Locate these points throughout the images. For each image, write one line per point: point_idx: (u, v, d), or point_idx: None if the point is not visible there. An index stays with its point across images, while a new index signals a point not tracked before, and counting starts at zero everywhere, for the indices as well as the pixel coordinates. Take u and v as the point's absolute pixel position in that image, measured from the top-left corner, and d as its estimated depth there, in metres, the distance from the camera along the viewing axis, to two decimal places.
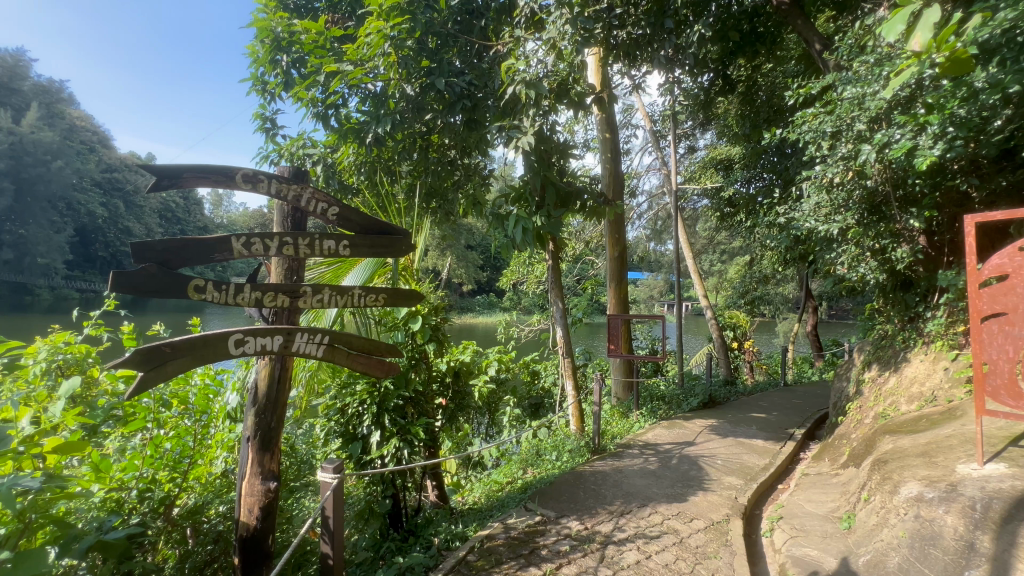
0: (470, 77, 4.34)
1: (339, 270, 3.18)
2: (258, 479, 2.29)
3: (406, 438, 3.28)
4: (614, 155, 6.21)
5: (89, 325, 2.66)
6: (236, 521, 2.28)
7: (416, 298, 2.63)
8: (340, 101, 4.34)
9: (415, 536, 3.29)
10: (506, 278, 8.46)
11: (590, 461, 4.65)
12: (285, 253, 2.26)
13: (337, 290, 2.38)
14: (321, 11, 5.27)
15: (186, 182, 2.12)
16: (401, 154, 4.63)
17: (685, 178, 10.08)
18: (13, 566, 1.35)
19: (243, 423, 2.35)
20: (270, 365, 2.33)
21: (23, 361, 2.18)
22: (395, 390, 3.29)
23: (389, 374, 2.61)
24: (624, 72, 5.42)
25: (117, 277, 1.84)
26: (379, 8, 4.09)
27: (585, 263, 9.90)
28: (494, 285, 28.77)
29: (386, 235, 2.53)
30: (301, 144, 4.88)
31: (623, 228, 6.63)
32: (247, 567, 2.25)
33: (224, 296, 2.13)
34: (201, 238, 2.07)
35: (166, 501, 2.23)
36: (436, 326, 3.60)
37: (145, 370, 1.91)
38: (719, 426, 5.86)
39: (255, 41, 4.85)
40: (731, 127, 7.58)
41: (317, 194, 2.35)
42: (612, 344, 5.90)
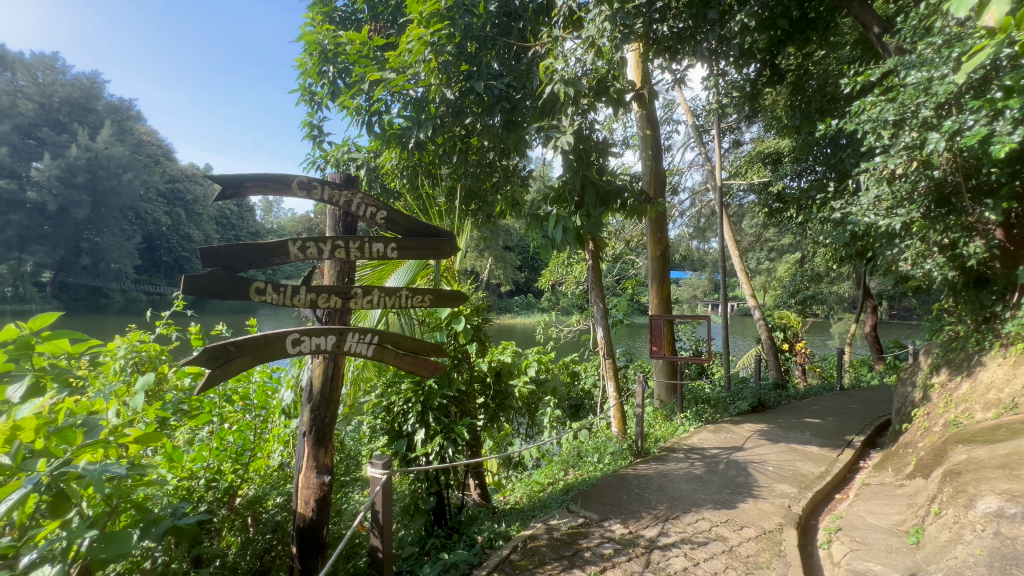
0: (508, 79, 4.37)
1: (383, 271, 3.28)
2: (314, 473, 2.39)
3: (450, 437, 3.33)
4: (655, 152, 6.07)
5: (160, 325, 2.87)
6: (293, 512, 2.40)
7: (460, 299, 2.68)
8: (382, 107, 4.47)
9: (459, 533, 3.32)
10: (545, 278, 8.44)
11: (633, 464, 4.56)
12: (338, 256, 2.35)
13: (386, 291, 2.46)
14: (364, 21, 5.46)
15: (248, 190, 2.23)
16: (442, 157, 4.73)
17: (729, 173, 9.73)
18: (103, 545, 1.47)
19: (299, 419, 2.47)
20: (324, 363, 2.44)
21: (104, 358, 2.38)
22: (439, 389, 3.35)
23: (435, 373, 2.69)
24: (664, 66, 5.29)
25: (188, 281, 1.97)
26: (421, 16, 4.18)
27: (625, 263, 9.75)
28: (533, 286, 28.80)
29: (430, 237, 2.60)
30: (346, 150, 5.09)
31: (664, 226, 6.48)
32: (303, 557, 2.35)
33: (283, 297, 2.23)
34: (260, 243, 2.17)
35: (230, 491, 2.36)
36: (477, 327, 3.65)
37: (213, 367, 2.03)
38: (769, 431, 5.62)
39: (303, 54, 5.08)
40: (780, 118, 7.27)
41: (367, 199, 2.44)
42: (655, 345, 5.77)
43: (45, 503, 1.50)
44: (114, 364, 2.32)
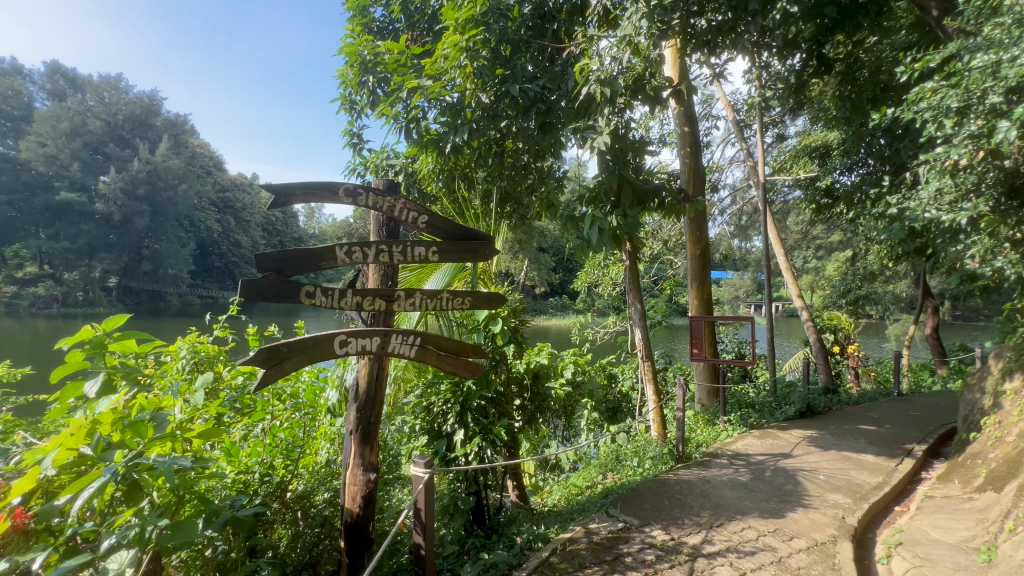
0: (543, 81, 4.38)
1: (422, 274, 3.33)
2: (360, 470, 2.47)
3: (488, 438, 3.35)
4: (694, 149, 5.92)
5: (217, 327, 3.05)
6: (341, 507, 2.48)
7: (500, 301, 2.71)
8: (420, 114, 4.57)
9: (498, 534, 3.33)
10: (580, 279, 8.38)
11: (674, 469, 4.46)
12: (382, 260, 2.42)
13: (427, 294, 2.52)
14: (401, 30, 5.60)
15: (298, 199, 2.34)
16: (477, 161, 4.77)
17: (773, 169, 9.36)
18: (171, 533, 1.57)
19: (346, 418, 2.56)
20: (369, 364, 2.52)
21: (168, 359, 2.54)
22: (477, 390, 3.40)
23: (475, 374, 2.72)
24: (702, 61, 5.15)
25: (245, 285, 2.09)
26: (456, 22, 4.25)
27: (663, 263, 9.54)
28: (568, 287, 28.63)
29: (470, 240, 2.64)
30: (384, 156, 5.23)
31: (704, 224, 6.29)
32: (351, 551, 2.43)
33: (331, 300, 2.32)
34: (309, 248, 2.26)
35: (281, 485, 2.47)
36: (515, 328, 3.68)
37: (267, 367, 2.13)
38: (820, 438, 5.36)
39: (345, 66, 5.26)
40: (828, 109, 6.93)
41: (409, 204, 2.50)
42: (695, 348, 5.62)
43: (121, 491, 1.62)
44: (177, 363, 2.48)
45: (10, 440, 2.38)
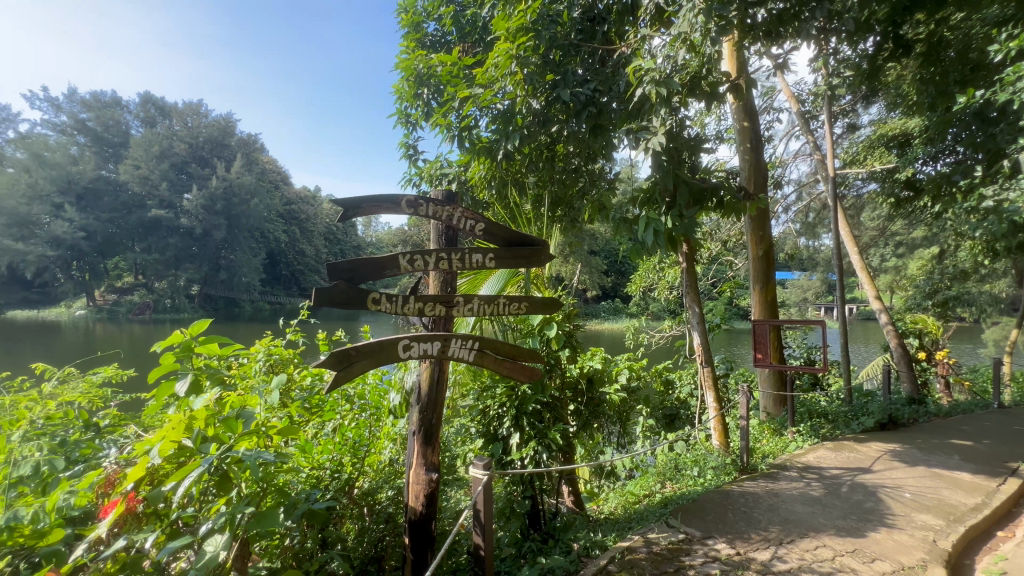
0: (594, 83, 4.34)
1: (476, 280, 3.39)
2: (423, 470, 2.56)
3: (544, 442, 3.36)
4: (754, 144, 5.65)
5: (290, 332, 3.25)
6: (405, 505, 2.57)
7: (556, 306, 2.73)
8: (471, 123, 4.66)
9: (555, 539, 3.31)
10: (634, 283, 8.21)
11: (738, 480, 4.25)
12: (441, 267, 2.51)
13: (484, 299, 2.58)
14: (453, 43, 5.72)
15: (365, 211, 2.46)
16: (528, 166, 4.78)
17: (844, 162, 8.73)
18: (256, 521, 1.70)
19: (409, 418, 2.66)
20: (430, 368, 2.62)
21: (247, 361, 2.76)
22: (533, 394, 3.42)
23: (531, 378, 2.74)
24: (762, 52, 4.91)
25: (318, 293, 2.21)
26: (507, 32, 4.32)
27: (722, 265, 9.14)
28: (620, 291, 28.14)
29: (526, 247, 2.68)
30: (438, 166, 5.40)
31: (767, 223, 5.96)
32: (415, 548, 2.51)
33: (394, 306, 2.43)
34: (375, 256, 2.37)
35: (349, 482, 2.60)
36: (569, 333, 3.69)
37: (338, 370, 2.26)
38: (904, 452, 4.92)
39: (401, 81, 5.48)
40: (908, 94, 6.38)
41: (466, 213, 2.58)
42: (759, 353, 5.34)
43: (215, 481, 1.78)
44: (255, 366, 2.70)
45: (119, 433, 2.67)
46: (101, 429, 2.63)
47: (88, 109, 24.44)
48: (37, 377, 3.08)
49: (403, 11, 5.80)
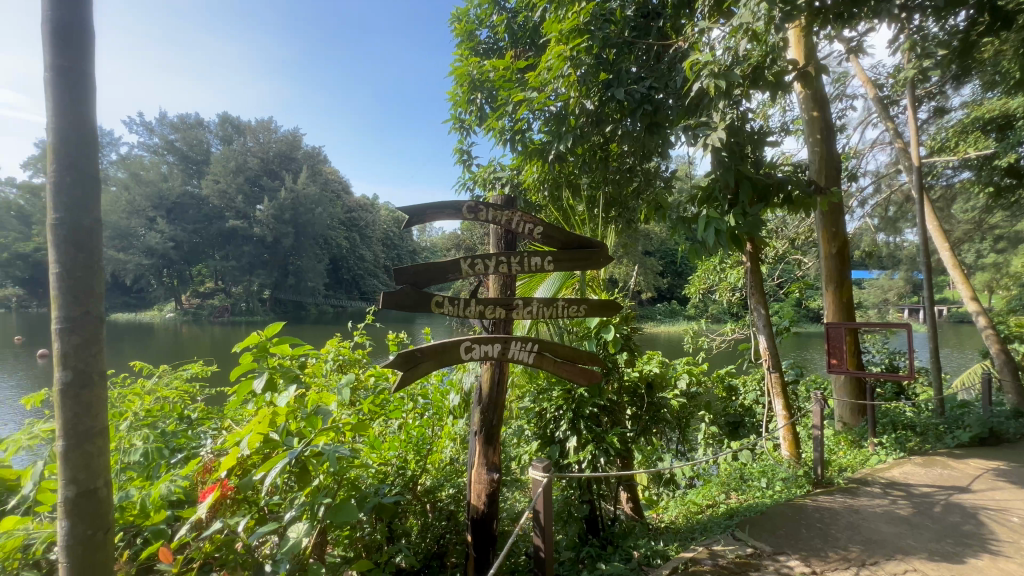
0: (650, 81, 4.23)
1: (532, 283, 3.40)
2: (485, 469, 2.61)
3: (602, 446, 3.32)
4: (826, 135, 5.28)
5: (356, 334, 3.44)
6: (468, 503, 2.63)
7: (615, 308, 2.71)
8: (525, 126, 4.68)
9: (614, 546, 3.25)
10: (693, 284, 7.93)
11: (812, 494, 3.97)
12: (501, 271, 2.55)
13: (544, 302, 2.60)
14: (505, 48, 5.77)
15: (428, 218, 2.54)
16: (582, 168, 4.74)
17: (930, 150, 7.95)
18: (333, 512, 1.81)
19: (471, 419, 2.73)
20: (491, 369, 2.68)
21: (318, 361, 2.96)
22: (590, 397, 3.39)
23: (591, 381, 2.73)
24: (833, 36, 4.56)
25: (386, 297, 2.31)
26: (560, 34, 4.25)
27: (790, 264, 8.61)
28: (677, 293, 27.21)
29: (584, 250, 2.68)
30: (491, 170, 5.50)
31: (841, 219, 5.55)
32: (477, 545, 2.55)
33: (457, 309, 2.48)
34: (438, 260, 2.43)
35: (413, 479, 2.69)
36: (627, 335, 3.64)
37: (404, 370, 2.35)
38: (1011, 471, 4.39)
39: (455, 87, 5.59)
40: (1010, 71, 5.69)
41: (525, 217, 2.60)
42: (834, 358, 4.97)
43: (296, 473, 1.92)
44: (324, 365, 2.89)
45: (208, 424, 3.04)
46: (192, 420, 3.00)
47: (175, 130, 27.01)
48: (139, 373, 3.45)
49: (457, 21, 5.94)
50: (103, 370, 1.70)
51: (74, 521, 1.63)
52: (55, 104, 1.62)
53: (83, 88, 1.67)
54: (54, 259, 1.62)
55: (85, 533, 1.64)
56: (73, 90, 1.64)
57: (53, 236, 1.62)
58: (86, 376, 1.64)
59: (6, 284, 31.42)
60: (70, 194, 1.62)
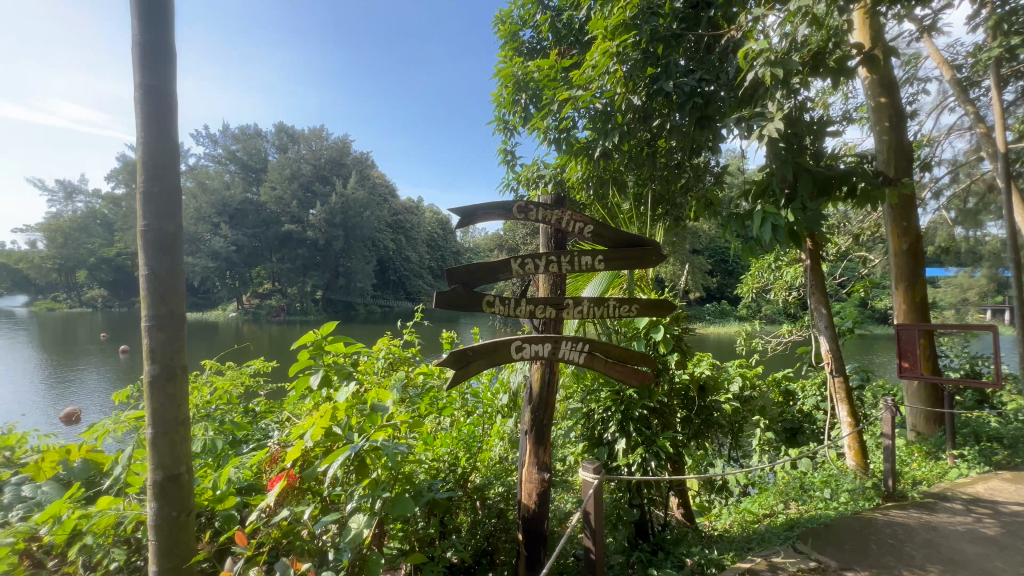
0: (700, 73, 4.01)
1: (579, 283, 3.38)
2: (535, 469, 2.61)
3: (653, 449, 3.24)
4: (895, 122, 4.90)
5: (406, 334, 3.52)
6: (519, 502, 2.64)
7: (668, 307, 2.64)
8: (569, 124, 4.63)
9: (665, 552, 3.16)
10: (746, 283, 7.59)
11: (883, 508, 3.71)
12: (551, 270, 2.55)
13: (595, 302, 2.57)
14: (549, 48, 5.76)
15: (478, 219, 2.57)
16: (628, 165, 4.64)
17: (1019, 134, 7.20)
18: (392, 505, 1.88)
19: (521, 418, 2.75)
20: (541, 369, 2.68)
21: (370, 359, 3.07)
22: (639, 399, 3.30)
23: (643, 383, 2.68)
24: (903, 15, 4.22)
25: (439, 296, 2.36)
26: (605, 30, 4.19)
27: (854, 261, 8.06)
28: (727, 293, 26.19)
29: (636, 248, 2.63)
30: (535, 169, 5.49)
31: (913, 211, 5.13)
32: (528, 544, 2.56)
33: (507, 308, 2.50)
34: (489, 260, 2.45)
35: (464, 476, 2.73)
36: (678, 336, 3.53)
37: (457, 368, 2.39)
38: None
39: (499, 89, 5.63)
40: None
41: (576, 216, 2.58)
42: (905, 362, 4.61)
43: (356, 467, 2.00)
44: (376, 363, 2.99)
45: (270, 417, 3.23)
46: (256, 413, 3.20)
47: (237, 141, 28.83)
48: (207, 367, 3.70)
49: (501, 22, 5.98)
50: (184, 365, 1.83)
51: (162, 503, 1.77)
52: (144, 120, 1.77)
53: (167, 104, 1.81)
54: (144, 262, 1.77)
55: (170, 515, 1.78)
56: (158, 109, 1.78)
57: (143, 241, 1.77)
58: (171, 370, 1.78)
59: (94, 285, 34.70)
60: (157, 203, 1.77)
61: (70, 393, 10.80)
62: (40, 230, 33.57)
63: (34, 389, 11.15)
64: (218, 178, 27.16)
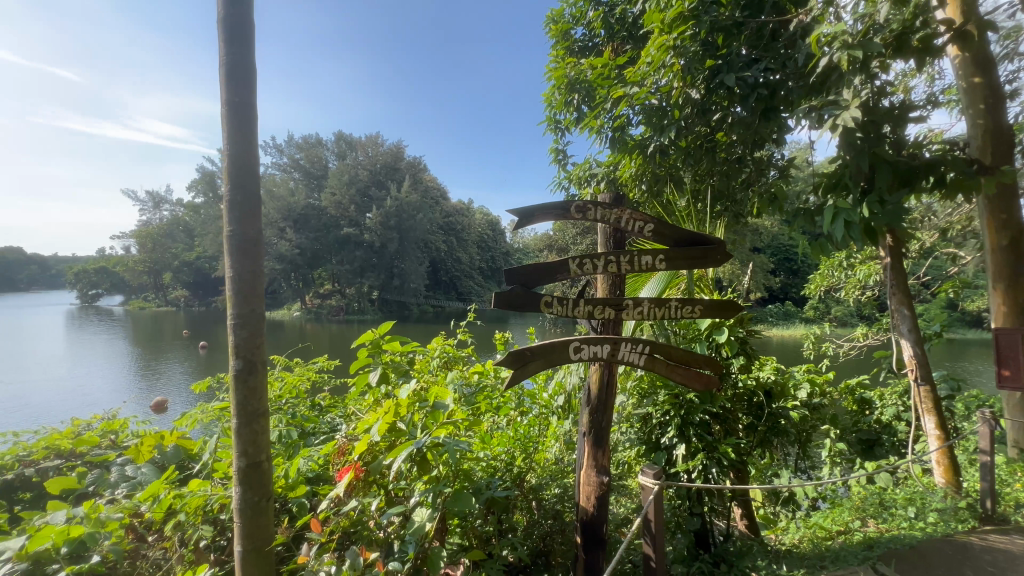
0: (766, 63, 3.78)
1: (636, 283, 3.29)
2: (594, 472, 2.58)
3: (714, 456, 3.11)
4: (992, 104, 4.37)
5: (459, 333, 3.58)
6: (577, 504, 2.62)
7: (734, 308, 2.52)
8: (623, 122, 4.52)
9: (729, 565, 3.01)
10: (814, 283, 7.12)
11: (979, 532, 3.35)
12: (610, 271, 2.50)
13: (655, 303, 2.51)
14: (602, 45, 5.66)
15: (536, 219, 2.56)
16: (686, 162, 4.48)
17: None
18: (454, 500, 1.92)
19: (579, 420, 2.73)
20: (599, 371, 2.64)
21: (426, 358, 3.15)
22: (701, 404, 3.18)
23: (708, 387, 2.58)
24: None
25: (497, 296, 2.38)
26: (662, 23, 4.00)
27: (941, 258, 7.34)
28: (791, 293, 24.74)
29: (699, 247, 2.54)
30: (587, 168, 5.43)
31: (1014, 202, 4.53)
32: (586, 547, 2.53)
33: (565, 309, 2.49)
34: (547, 260, 2.44)
35: (520, 475, 2.74)
36: (743, 339, 3.38)
37: (515, 368, 2.40)
38: None
39: (552, 90, 5.61)
40: None
41: (635, 215, 2.53)
42: (1003, 370, 4.15)
43: (418, 462, 2.06)
44: (431, 362, 3.06)
45: (334, 411, 3.41)
46: (321, 407, 3.39)
47: (301, 150, 30.58)
48: (278, 363, 3.96)
49: (552, 22, 5.96)
50: (264, 360, 1.97)
51: (244, 488, 1.91)
52: (228, 133, 1.91)
53: (248, 118, 1.95)
54: (229, 265, 1.92)
55: (253, 499, 1.92)
56: (240, 125, 1.92)
57: (228, 246, 1.92)
58: (251, 365, 1.91)
59: (178, 286, 38.02)
60: (240, 212, 1.91)
61: (160, 384, 11.92)
62: (133, 236, 37.24)
63: (130, 380, 12.41)
64: (284, 186, 28.94)
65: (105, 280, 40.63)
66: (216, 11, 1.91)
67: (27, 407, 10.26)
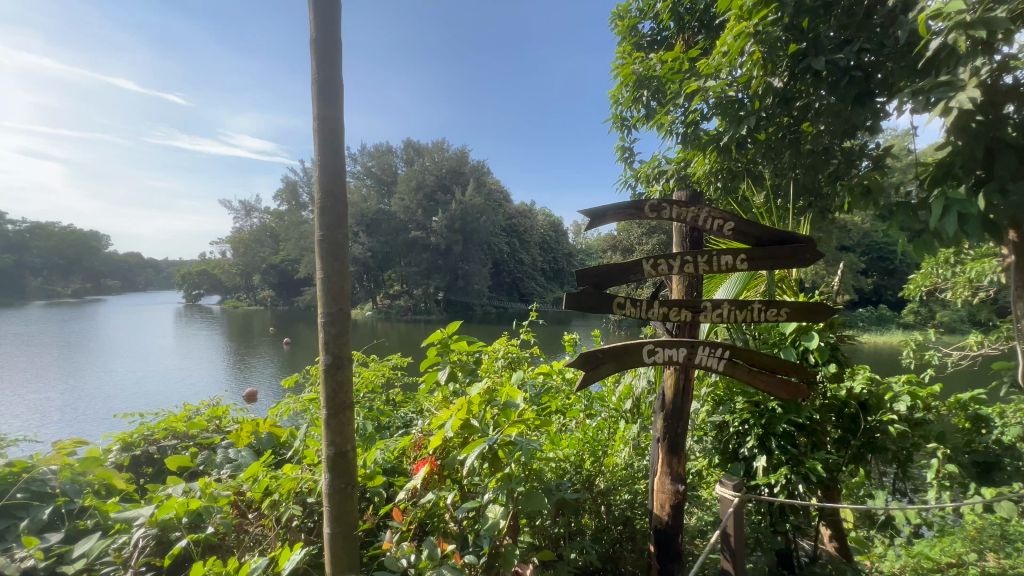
0: (860, 43, 3.44)
1: (710, 284, 3.15)
2: (668, 479, 2.49)
3: (800, 471, 2.87)
4: None
5: (523, 334, 3.59)
6: (650, 512, 2.55)
7: (824, 311, 2.34)
8: (696, 116, 4.33)
9: None
10: (915, 284, 6.41)
11: None
12: (686, 271, 2.41)
13: (736, 305, 2.38)
14: (672, 38, 5.46)
15: (607, 219, 2.52)
16: (765, 155, 4.21)
17: None
18: (527, 498, 1.95)
19: (653, 425, 2.65)
20: (674, 375, 2.54)
21: (492, 358, 3.21)
22: (784, 414, 2.93)
23: (795, 396, 2.41)
24: None
25: (568, 297, 2.36)
26: (741, 10, 3.77)
27: None
28: (886, 296, 22.44)
29: (786, 245, 2.38)
30: (656, 165, 5.27)
31: None
32: (661, 558, 2.46)
33: (639, 310, 2.42)
34: (621, 260, 2.39)
35: (590, 478, 2.72)
36: (834, 345, 3.13)
37: (586, 370, 2.38)
38: None
39: (619, 87, 5.49)
40: None
41: (714, 212, 2.42)
42: None
43: (490, 459, 2.10)
44: (497, 361, 3.11)
45: (406, 406, 3.58)
46: (394, 401, 3.58)
47: (374, 159, 32.31)
48: (356, 359, 4.22)
49: (619, 18, 5.84)
50: (349, 355, 2.09)
51: (333, 474, 2.05)
52: (319, 145, 2.05)
53: (336, 130, 2.08)
54: (320, 267, 2.06)
55: (339, 485, 2.05)
56: (329, 135, 2.06)
57: (320, 248, 2.06)
58: (339, 360, 2.04)
59: (266, 287, 41.46)
60: (330, 217, 2.05)
61: (251, 376, 13.07)
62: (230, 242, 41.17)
63: (226, 372, 13.72)
64: (358, 193, 30.69)
65: (206, 281, 45.24)
66: (309, 31, 2.06)
67: (148, 392, 11.69)
